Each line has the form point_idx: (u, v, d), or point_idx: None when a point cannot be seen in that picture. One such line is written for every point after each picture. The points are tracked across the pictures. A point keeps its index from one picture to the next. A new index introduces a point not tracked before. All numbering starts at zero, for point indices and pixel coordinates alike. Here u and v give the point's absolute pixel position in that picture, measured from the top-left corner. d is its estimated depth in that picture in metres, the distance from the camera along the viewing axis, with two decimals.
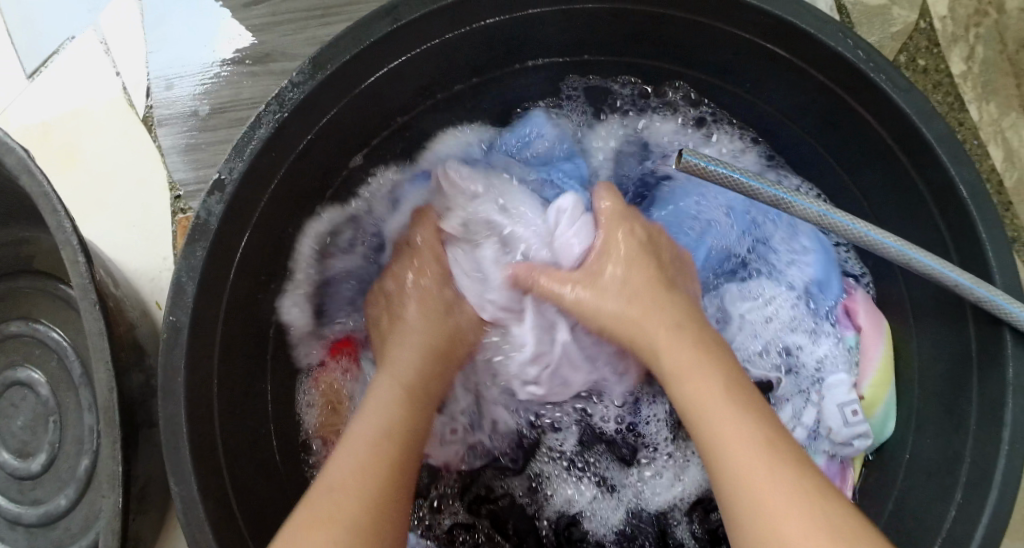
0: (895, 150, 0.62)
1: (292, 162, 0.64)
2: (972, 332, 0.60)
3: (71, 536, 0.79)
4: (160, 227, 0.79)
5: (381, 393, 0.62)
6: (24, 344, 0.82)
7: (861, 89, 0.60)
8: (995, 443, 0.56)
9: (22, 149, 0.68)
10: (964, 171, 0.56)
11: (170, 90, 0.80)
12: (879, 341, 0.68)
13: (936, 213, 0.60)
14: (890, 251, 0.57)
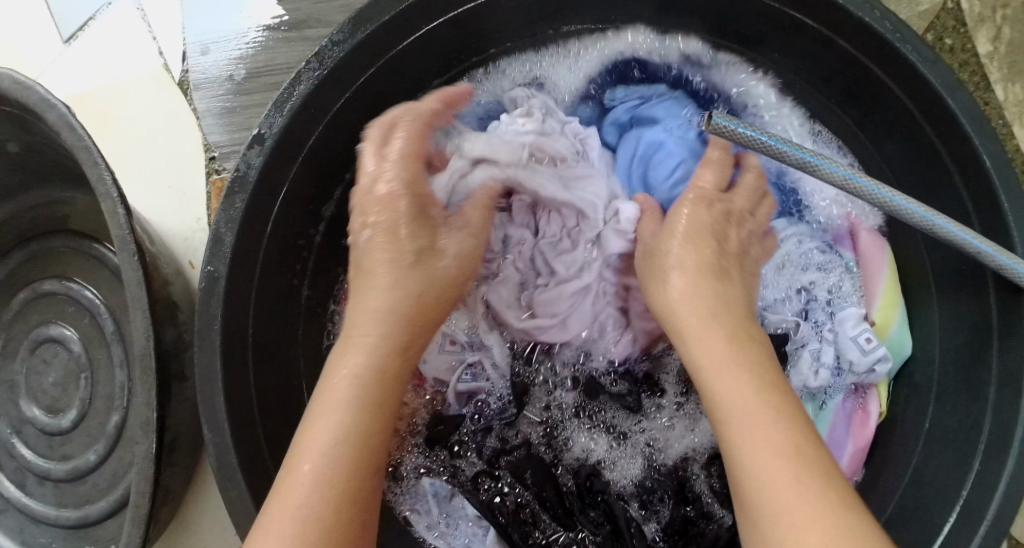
0: (920, 121, 0.63)
1: (328, 121, 0.65)
2: (992, 299, 0.60)
3: (100, 490, 0.81)
4: (194, 188, 0.81)
5: (350, 358, 0.55)
6: (58, 302, 0.84)
7: (887, 58, 0.61)
8: (1014, 409, 0.57)
9: (65, 106, 0.67)
10: (987, 141, 0.57)
11: (205, 55, 0.82)
12: (879, 270, 0.70)
13: (958, 182, 0.61)
14: (914, 217, 0.58)
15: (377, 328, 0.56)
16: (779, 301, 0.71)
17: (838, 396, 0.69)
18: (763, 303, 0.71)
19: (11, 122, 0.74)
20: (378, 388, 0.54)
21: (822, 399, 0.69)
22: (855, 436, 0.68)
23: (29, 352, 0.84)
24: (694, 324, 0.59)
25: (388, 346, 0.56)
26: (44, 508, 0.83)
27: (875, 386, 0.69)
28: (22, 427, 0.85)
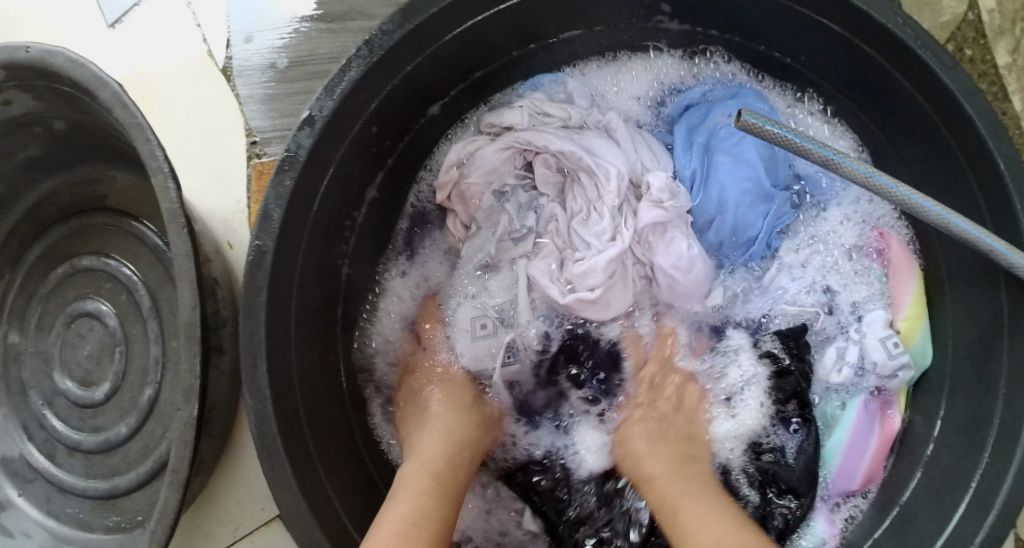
0: (938, 125, 0.65)
1: (376, 105, 0.67)
2: (1004, 297, 0.61)
3: (130, 462, 0.83)
4: (236, 171, 0.83)
5: (419, 462, 0.65)
6: (95, 277, 0.86)
7: (913, 67, 0.63)
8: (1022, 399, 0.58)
9: (117, 85, 0.68)
10: (1002, 144, 0.58)
11: (249, 43, 0.85)
12: (909, 278, 0.71)
13: (974, 183, 0.63)
14: (930, 214, 0.60)
15: (437, 454, 0.66)
16: (801, 295, 0.74)
17: (861, 397, 0.71)
18: (784, 298, 0.75)
19: (62, 100, 0.76)
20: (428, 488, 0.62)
21: (846, 396, 0.72)
22: (877, 433, 0.70)
23: (64, 325, 0.86)
24: (645, 463, 0.67)
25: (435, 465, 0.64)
26: (74, 478, 0.86)
27: (896, 393, 0.71)
28: (54, 398, 0.87)
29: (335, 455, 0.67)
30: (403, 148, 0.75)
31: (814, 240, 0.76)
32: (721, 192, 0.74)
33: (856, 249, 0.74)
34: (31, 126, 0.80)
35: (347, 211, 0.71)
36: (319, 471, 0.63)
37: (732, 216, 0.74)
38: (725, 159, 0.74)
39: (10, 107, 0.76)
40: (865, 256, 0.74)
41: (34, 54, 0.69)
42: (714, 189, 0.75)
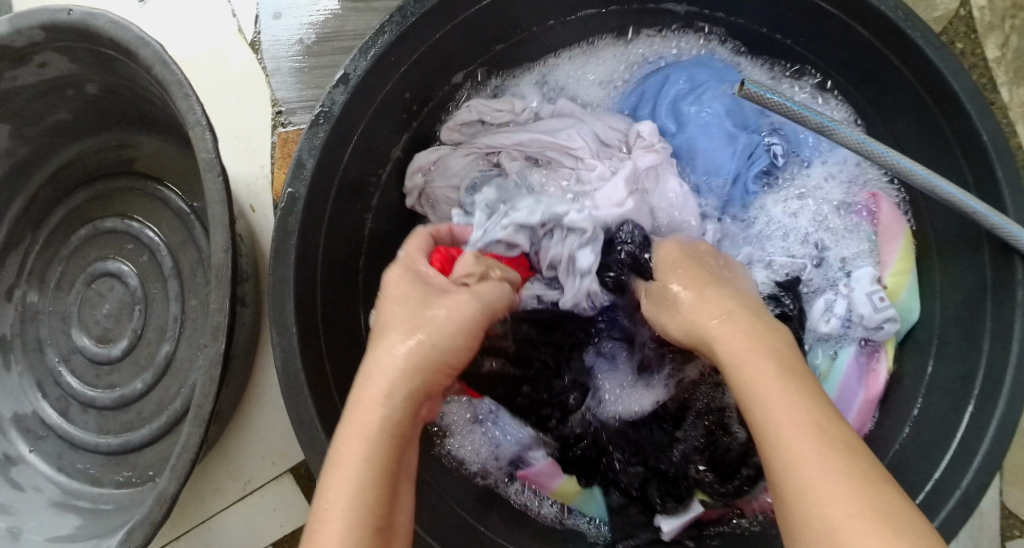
0: (925, 100, 0.65)
1: (405, 69, 0.70)
2: (986, 261, 0.65)
3: (144, 419, 0.85)
4: (261, 139, 0.87)
5: (381, 374, 0.53)
6: (118, 238, 0.89)
7: (902, 49, 0.64)
8: (1004, 355, 0.62)
9: (158, 45, 0.69)
10: (987, 120, 0.60)
11: (277, 19, 0.89)
12: (896, 237, 0.74)
13: (961, 161, 0.64)
14: (917, 177, 0.63)
15: (413, 362, 0.53)
16: (788, 247, 0.77)
17: (851, 347, 0.73)
18: (771, 252, 0.77)
19: (100, 63, 0.77)
20: (398, 423, 0.52)
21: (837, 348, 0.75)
22: (866, 386, 0.72)
23: (85, 284, 0.88)
24: (691, 306, 0.57)
25: (410, 378, 0.53)
26: (86, 434, 0.87)
27: (885, 343, 0.73)
28: (70, 356, 0.88)
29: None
30: (426, 115, 0.79)
31: (801, 194, 0.78)
32: (703, 144, 0.78)
33: (845, 205, 0.77)
34: (63, 90, 0.82)
35: (370, 171, 0.74)
36: (338, 410, 0.65)
37: (705, 165, 0.78)
38: (702, 114, 0.78)
39: (45, 69, 0.77)
40: (852, 212, 0.77)
41: (76, 16, 0.70)
42: (688, 142, 0.78)
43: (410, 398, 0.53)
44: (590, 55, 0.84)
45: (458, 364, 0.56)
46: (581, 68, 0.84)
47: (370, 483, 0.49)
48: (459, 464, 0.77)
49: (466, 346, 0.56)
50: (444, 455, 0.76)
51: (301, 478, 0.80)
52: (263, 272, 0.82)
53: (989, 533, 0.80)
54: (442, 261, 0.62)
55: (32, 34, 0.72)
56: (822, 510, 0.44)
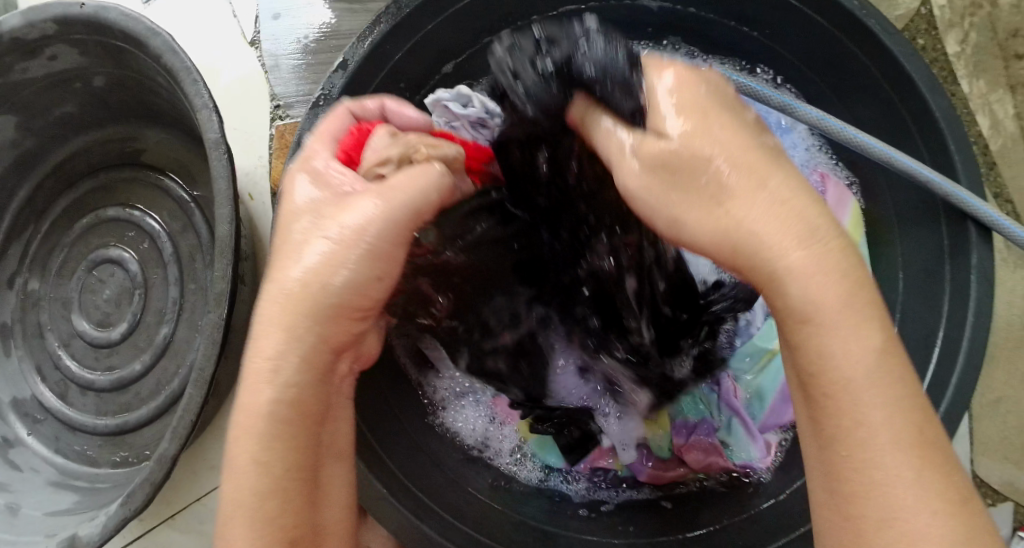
0: (882, 84, 0.70)
1: (400, 57, 0.75)
2: (942, 231, 0.69)
3: (141, 399, 0.87)
4: (260, 132, 0.91)
5: (272, 309, 0.51)
6: (119, 226, 0.92)
7: (859, 36, 0.69)
8: (962, 315, 0.66)
9: (167, 35, 0.74)
10: (937, 97, 0.66)
11: (277, 19, 0.93)
12: (845, 211, 0.79)
13: (918, 140, 0.69)
14: (874, 151, 0.67)
15: (314, 305, 0.50)
16: None
17: None
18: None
19: (107, 55, 0.81)
20: (298, 389, 0.50)
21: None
22: None
23: (86, 271, 0.92)
24: (742, 210, 0.46)
25: (298, 343, 0.50)
26: (84, 415, 0.89)
27: None
28: (70, 340, 0.91)
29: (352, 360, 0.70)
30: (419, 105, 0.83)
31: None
32: None
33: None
34: (70, 83, 0.85)
35: None
36: None
37: None
38: None
39: (55, 61, 0.81)
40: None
41: (88, 9, 0.74)
42: None
43: (309, 352, 0.50)
44: None
45: (370, 305, 0.52)
46: None
47: (273, 452, 0.50)
48: (454, 436, 0.78)
49: (375, 278, 0.51)
50: (440, 428, 0.78)
51: None
52: (262, 255, 0.85)
53: None
54: (355, 140, 0.58)
55: (45, 26, 0.76)
56: (893, 515, 0.45)
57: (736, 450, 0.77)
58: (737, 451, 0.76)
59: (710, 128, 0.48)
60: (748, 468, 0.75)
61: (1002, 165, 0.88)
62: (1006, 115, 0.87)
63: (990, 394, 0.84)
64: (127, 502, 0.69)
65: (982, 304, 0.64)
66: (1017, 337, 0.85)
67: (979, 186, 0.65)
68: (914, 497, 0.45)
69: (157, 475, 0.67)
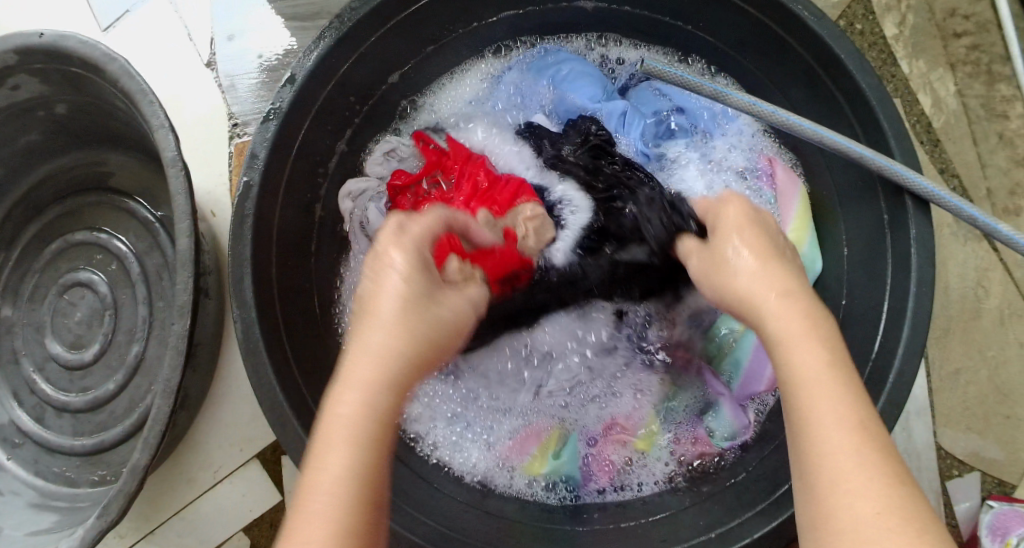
0: (815, 67, 0.72)
1: (347, 67, 0.75)
2: (882, 204, 0.70)
3: (116, 418, 0.89)
4: (219, 152, 0.93)
5: (376, 334, 0.52)
6: (89, 250, 0.94)
7: (789, 20, 0.71)
8: (904, 286, 0.66)
9: (124, 60, 0.76)
10: (867, 76, 0.67)
11: (232, 41, 0.95)
12: (793, 199, 0.81)
13: (850, 116, 0.71)
14: (805, 130, 0.70)
15: (412, 336, 0.53)
16: None
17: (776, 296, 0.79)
18: None
19: (68, 82, 0.83)
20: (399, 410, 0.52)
21: None
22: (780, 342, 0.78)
23: (57, 295, 0.93)
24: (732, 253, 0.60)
25: (397, 362, 0.52)
26: (61, 438, 0.91)
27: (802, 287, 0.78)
28: (45, 364, 0.92)
29: (319, 378, 0.73)
30: (370, 112, 0.83)
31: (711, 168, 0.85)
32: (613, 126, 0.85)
33: (751, 171, 0.84)
34: (34, 111, 0.87)
35: (320, 163, 0.78)
36: (297, 379, 0.69)
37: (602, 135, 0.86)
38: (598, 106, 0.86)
39: (18, 91, 0.82)
40: (756, 177, 0.83)
41: (47, 38, 0.76)
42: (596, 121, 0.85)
43: (406, 371, 0.52)
44: (467, 80, 0.89)
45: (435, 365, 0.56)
46: (457, 99, 0.89)
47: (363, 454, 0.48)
48: (453, 473, 0.77)
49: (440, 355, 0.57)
50: (441, 467, 0.78)
51: (268, 464, 0.84)
52: (225, 269, 0.87)
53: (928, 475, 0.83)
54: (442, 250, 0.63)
55: (4, 57, 0.77)
56: (839, 503, 0.47)
57: (720, 434, 0.78)
58: (720, 434, 0.78)
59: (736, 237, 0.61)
60: (736, 444, 0.77)
61: (947, 141, 0.89)
62: (947, 93, 0.89)
63: (947, 366, 0.86)
64: (101, 515, 0.70)
65: (923, 273, 0.65)
66: (970, 309, 0.86)
67: (913, 161, 0.66)
68: (873, 516, 0.45)
69: (130, 487, 0.69)
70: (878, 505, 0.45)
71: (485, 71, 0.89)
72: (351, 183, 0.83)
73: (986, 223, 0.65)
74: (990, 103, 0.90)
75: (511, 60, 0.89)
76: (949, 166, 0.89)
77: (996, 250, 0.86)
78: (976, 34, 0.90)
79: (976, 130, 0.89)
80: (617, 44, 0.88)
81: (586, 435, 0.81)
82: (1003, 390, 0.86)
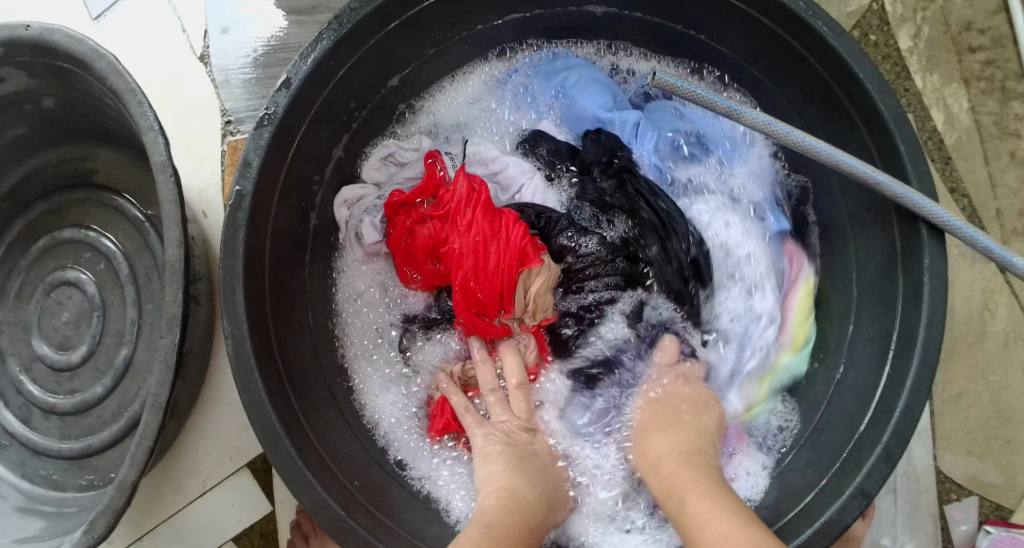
0: (831, 84, 0.70)
1: (345, 71, 0.73)
2: (895, 230, 0.68)
3: (104, 421, 0.88)
4: (211, 149, 0.91)
5: (497, 483, 0.67)
6: (77, 248, 0.91)
7: (806, 36, 0.68)
8: (915, 317, 0.65)
9: (113, 57, 0.73)
10: (886, 98, 0.65)
11: (226, 33, 0.92)
12: (799, 269, 0.80)
13: (866, 137, 0.69)
14: (820, 153, 0.67)
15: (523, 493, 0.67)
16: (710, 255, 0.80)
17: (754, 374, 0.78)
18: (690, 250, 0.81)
19: (56, 77, 0.80)
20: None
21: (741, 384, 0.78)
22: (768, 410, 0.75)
23: (44, 293, 0.91)
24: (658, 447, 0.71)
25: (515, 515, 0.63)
26: (48, 440, 0.89)
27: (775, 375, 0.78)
28: (31, 365, 0.90)
29: (311, 393, 0.72)
30: (369, 115, 0.81)
31: (724, 196, 0.82)
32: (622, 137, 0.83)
33: (766, 206, 0.82)
34: (20, 105, 0.84)
35: (316, 169, 0.76)
36: (290, 396, 0.68)
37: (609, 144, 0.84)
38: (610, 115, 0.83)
39: (3, 85, 0.79)
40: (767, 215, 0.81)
41: (34, 31, 0.73)
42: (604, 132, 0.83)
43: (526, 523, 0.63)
44: (468, 84, 0.86)
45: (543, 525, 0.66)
46: (459, 100, 0.86)
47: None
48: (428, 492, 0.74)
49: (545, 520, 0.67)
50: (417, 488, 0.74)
51: (258, 473, 0.83)
52: (216, 274, 0.85)
53: (926, 497, 0.83)
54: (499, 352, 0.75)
55: None
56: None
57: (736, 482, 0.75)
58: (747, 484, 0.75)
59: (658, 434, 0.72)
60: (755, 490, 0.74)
61: (958, 159, 0.87)
62: (960, 109, 0.87)
63: (950, 389, 0.85)
64: (88, 530, 0.69)
65: (935, 304, 0.63)
66: (975, 332, 0.85)
67: (930, 187, 0.64)
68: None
69: (118, 502, 0.68)
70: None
71: (488, 74, 0.86)
72: (346, 189, 0.80)
73: (1001, 255, 0.63)
74: (1003, 121, 0.88)
75: (517, 64, 0.86)
76: (959, 184, 0.87)
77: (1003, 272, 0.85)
78: (991, 49, 0.87)
79: (988, 148, 0.88)
80: (626, 52, 0.85)
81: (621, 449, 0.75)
82: (1006, 415, 0.85)
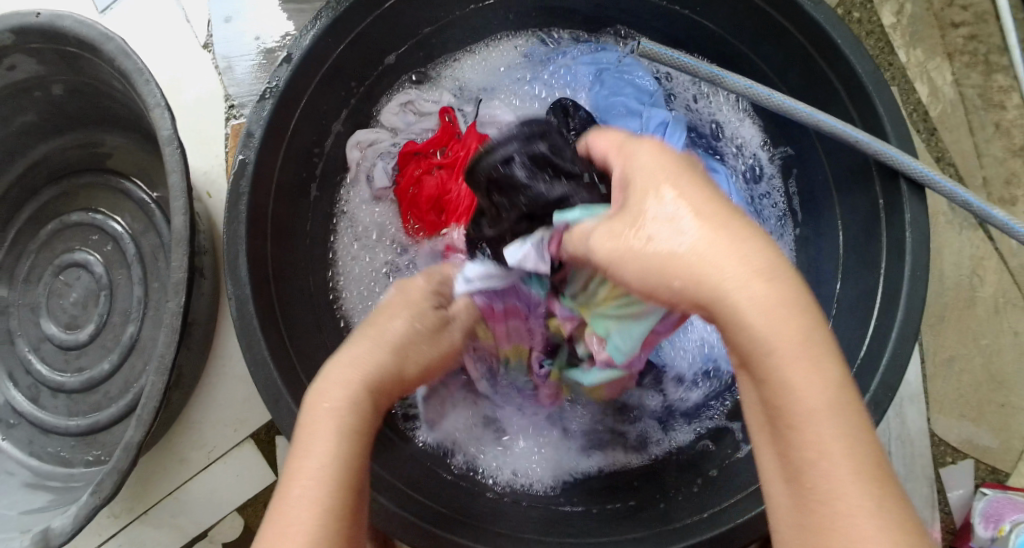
0: (812, 52, 0.72)
1: (343, 48, 0.75)
2: (877, 190, 0.70)
3: (111, 398, 0.89)
4: (215, 130, 0.93)
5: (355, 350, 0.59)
6: (85, 230, 0.94)
7: (787, 5, 0.71)
8: (899, 272, 0.67)
9: (121, 40, 0.75)
10: (865, 62, 0.67)
11: (228, 22, 0.94)
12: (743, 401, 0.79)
13: (847, 102, 0.71)
14: (800, 114, 0.70)
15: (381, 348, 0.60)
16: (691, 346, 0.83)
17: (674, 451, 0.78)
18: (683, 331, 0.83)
19: (66, 63, 0.82)
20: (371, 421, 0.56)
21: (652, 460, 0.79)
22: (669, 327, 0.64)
23: (52, 275, 0.93)
24: (738, 292, 0.45)
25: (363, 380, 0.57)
26: (56, 418, 0.91)
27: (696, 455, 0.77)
28: (40, 344, 0.92)
29: (313, 356, 0.74)
30: (366, 92, 0.83)
31: None
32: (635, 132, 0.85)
33: None
34: (30, 92, 0.86)
35: (315, 143, 0.78)
36: (292, 358, 0.70)
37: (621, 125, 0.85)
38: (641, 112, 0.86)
39: (14, 71, 0.82)
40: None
41: (44, 18, 0.75)
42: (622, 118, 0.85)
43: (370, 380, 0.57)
44: (487, 57, 0.89)
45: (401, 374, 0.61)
46: (478, 67, 0.89)
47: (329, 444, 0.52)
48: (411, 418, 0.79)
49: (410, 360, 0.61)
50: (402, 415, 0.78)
51: (261, 444, 0.84)
52: (219, 250, 0.87)
53: (922, 460, 0.84)
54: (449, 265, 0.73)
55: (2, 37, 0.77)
56: (814, 473, 0.44)
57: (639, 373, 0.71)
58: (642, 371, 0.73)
59: (701, 238, 0.47)
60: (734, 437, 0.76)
61: (943, 130, 0.89)
62: (944, 82, 0.90)
63: (941, 353, 0.86)
64: (95, 492, 0.70)
65: (917, 258, 0.65)
66: (964, 297, 0.87)
67: (908, 146, 0.67)
68: (851, 481, 0.43)
69: (123, 464, 0.69)
70: (852, 475, 0.43)
71: (520, 47, 0.90)
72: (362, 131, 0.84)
73: (981, 209, 0.66)
74: (986, 93, 0.90)
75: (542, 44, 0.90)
76: (944, 155, 0.89)
77: (990, 239, 0.87)
78: (973, 24, 0.90)
79: (973, 120, 0.90)
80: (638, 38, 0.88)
81: (524, 308, 0.68)
82: (998, 379, 0.86)
